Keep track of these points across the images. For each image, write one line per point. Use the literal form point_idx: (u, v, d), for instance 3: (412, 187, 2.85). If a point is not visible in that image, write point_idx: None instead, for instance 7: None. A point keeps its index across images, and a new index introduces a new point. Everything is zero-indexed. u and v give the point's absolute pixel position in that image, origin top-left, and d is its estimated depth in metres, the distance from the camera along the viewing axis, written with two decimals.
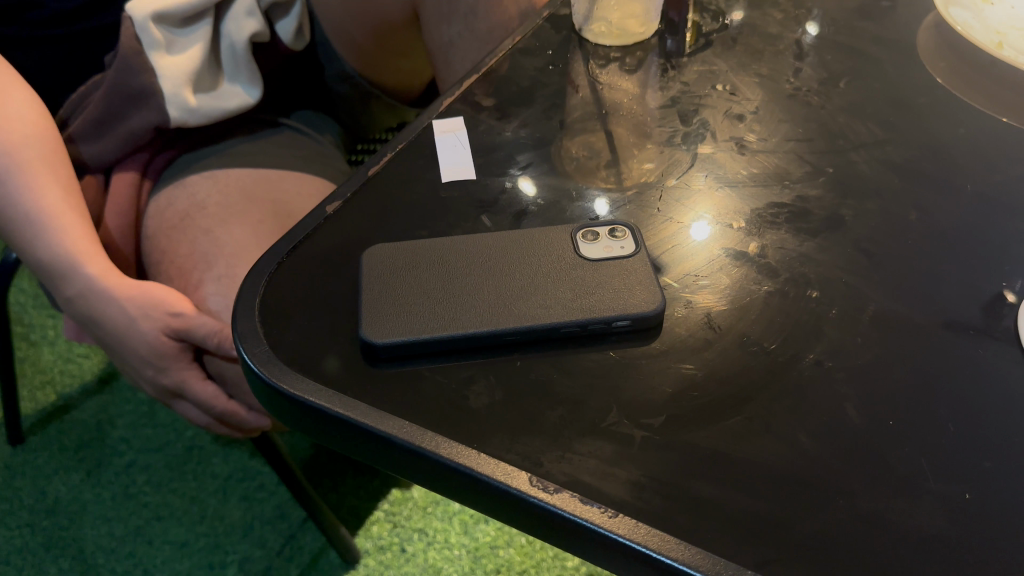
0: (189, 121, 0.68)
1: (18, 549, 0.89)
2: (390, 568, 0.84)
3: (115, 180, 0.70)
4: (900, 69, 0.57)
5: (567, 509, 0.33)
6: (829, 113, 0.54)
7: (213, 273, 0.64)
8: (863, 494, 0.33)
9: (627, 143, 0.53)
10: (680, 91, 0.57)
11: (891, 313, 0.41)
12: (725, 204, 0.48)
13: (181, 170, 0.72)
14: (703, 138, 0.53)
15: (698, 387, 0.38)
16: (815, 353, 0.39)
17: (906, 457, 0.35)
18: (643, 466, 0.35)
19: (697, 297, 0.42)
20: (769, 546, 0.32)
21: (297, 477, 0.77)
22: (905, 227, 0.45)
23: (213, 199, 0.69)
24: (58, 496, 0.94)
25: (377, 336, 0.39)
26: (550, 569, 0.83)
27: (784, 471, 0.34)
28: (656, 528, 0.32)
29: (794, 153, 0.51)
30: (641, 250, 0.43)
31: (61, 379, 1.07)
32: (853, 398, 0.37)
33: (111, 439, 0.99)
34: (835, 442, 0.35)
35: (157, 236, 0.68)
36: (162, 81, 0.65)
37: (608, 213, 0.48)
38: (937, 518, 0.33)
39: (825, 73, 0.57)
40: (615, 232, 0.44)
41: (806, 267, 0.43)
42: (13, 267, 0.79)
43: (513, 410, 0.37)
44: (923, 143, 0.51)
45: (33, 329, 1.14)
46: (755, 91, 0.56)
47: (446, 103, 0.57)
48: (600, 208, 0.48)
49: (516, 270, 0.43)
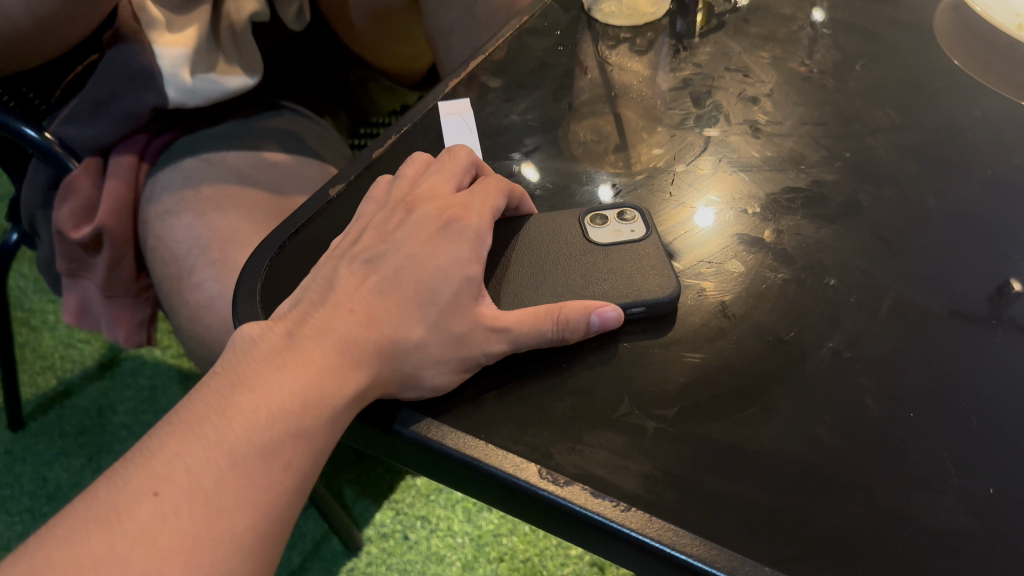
0: (189, 102, 0.62)
1: (19, 534, 0.89)
2: (392, 556, 0.84)
3: (113, 163, 0.63)
4: (917, 52, 0.55)
5: (579, 503, 0.32)
6: (844, 96, 0.52)
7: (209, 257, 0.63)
8: (883, 487, 0.32)
9: (636, 126, 0.52)
10: (692, 73, 0.55)
11: (910, 302, 0.40)
12: (738, 188, 0.46)
13: (182, 153, 0.65)
14: (715, 121, 0.51)
15: (709, 375, 0.37)
16: (832, 342, 0.38)
17: (926, 450, 0.34)
18: (655, 458, 0.34)
19: (707, 286, 0.41)
20: (787, 542, 0.31)
21: None
22: (925, 213, 0.44)
23: (208, 181, 0.63)
24: (58, 482, 0.93)
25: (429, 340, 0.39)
26: (553, 558, 0.82)
27: (803, 464, 0.33)
28: (671, 523, 0.31)
29: (809, 137, 0.49)
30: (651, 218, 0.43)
31: (62, 365, 1.06)
32: (872, 390, 0.36)
33: (111, 425, 0.98)
34: (854, 435, 0.34)
35: (156, 220, 0.62)
36: (160, 59, 0.59)
37: (614, 198, 0.46)
38: (960, 515, 0.31)
39: (839, 55, 0.56)
40: (626, 211, 0.43)
41: (822, 253, 0.42)
42: (12, 251, 0.78)
43: (519, 405, 0.36)
44: (941, 129, 0.49)
45: (34, 314, 1.13)
46: (769, 73, 0.55)
47: (450, 85, 0.55)
48: (604, 193, 0.47)
49: (530, 252, 0.42)
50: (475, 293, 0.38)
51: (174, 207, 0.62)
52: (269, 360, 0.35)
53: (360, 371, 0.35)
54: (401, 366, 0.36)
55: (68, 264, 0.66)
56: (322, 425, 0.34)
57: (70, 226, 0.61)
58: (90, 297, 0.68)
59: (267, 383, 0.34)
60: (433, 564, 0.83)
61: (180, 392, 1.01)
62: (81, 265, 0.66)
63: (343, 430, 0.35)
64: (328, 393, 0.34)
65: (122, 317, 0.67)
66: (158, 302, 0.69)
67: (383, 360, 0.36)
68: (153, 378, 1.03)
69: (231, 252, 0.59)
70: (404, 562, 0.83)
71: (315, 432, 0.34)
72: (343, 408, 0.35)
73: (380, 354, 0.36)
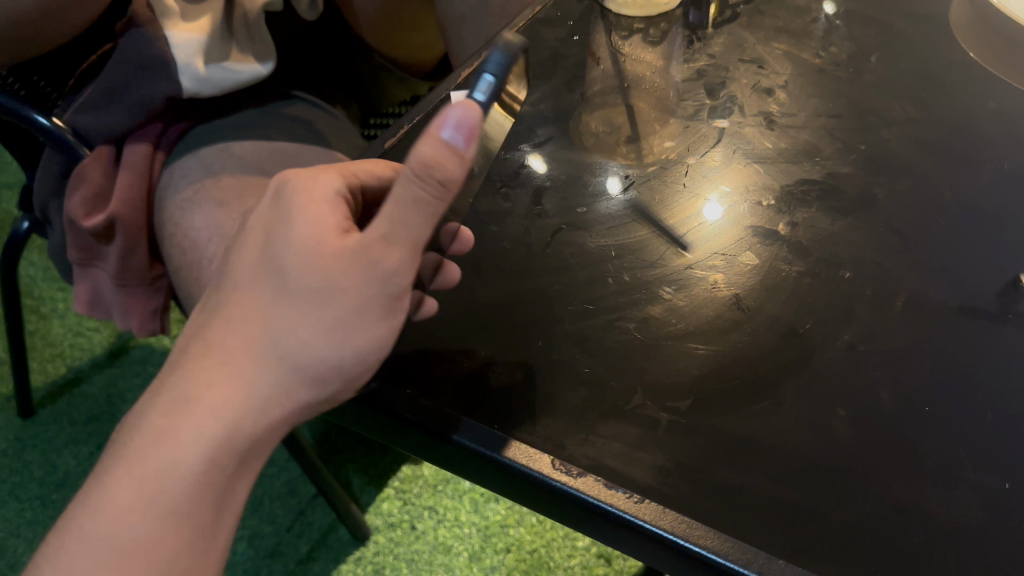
0: (202, 92, 0.62)
1: (28, 522, 0.90)
2: (400, 546, 0.84)
3: (128, 152, 0.63)
4: (934, 42, 0.54)
5: (593, 495, 0.33)
6: (860, 88, 0.51)
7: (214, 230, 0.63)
8: (897, 482, 0.33)
9: (648, 117, 0.51)
10: (707, 64, 0.54)
11: (924, 296, 0.39)
12: (751, 181, 0.46)
13: (198, 142, 0.65)
14: (730, 113, 0.50)
15: (724, 367, 0.37)
16: (848, 336, 0.38)
17: (941, 443, 0.34)
18: (668, 450, 0.34)
19: (713, 278, 0.41)
20: (803, 535, 0.31)
21: (317, 463, 0.74)
22: (939, 205, 0.44)
23: (221, 169, 0.63)
24: (68, 469, 0.94)
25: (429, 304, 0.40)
26: (559, 550, 0.82)
27: (816, 458, 0.34)
28: (685, 515, 0.32)
29: (825, 129, 0.48)
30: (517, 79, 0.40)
31: (71, 353, 1.04)
32: (887, 383, 0.36)
33: (121, 413, 0.98)
34: (869, 428, 0.34)
35: (168, 209, 0.62)
36: (174, 49, 0.59)
37: (624, 194, 0.46)
38: (976, 509, 0.32)
39: (855, 46, 0.54)
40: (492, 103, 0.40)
41: (837, 247, 0.42)
42: (22, 239, 0.78)
43: (518, 399, 0.37)
44: (956, 121, 0.48)
45: (44, 301, 1.10)
46: (784, 64, 0.53)
47: (460, 76, 0.54)
48: (614, 187, 0.47)
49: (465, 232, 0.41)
50: (335, 225, 0.37)
51: (185, 197, 0.62)
52: (102, 468, 0.37)
53: (185, 436, 0.35)
54: (273, 366, 0.36)
55: (80, 253, 0.66)
56: (145, 526, 0.35)
57: (82, 215, 0.61)
58: (102, 285, 0.68)
59: (90, 502, 0.36)
60: (440, 555, 0.83)
61: None
62: (92, 254, 0.66)
63: (192, 507, 0.35)
64: (156, 484, 0.35)
65: (132, 307, 0.67)
66: (170, 290, 0.68)
67: (237, 373, 0.36)
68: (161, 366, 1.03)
69: None
70: (411, 552, 0.84)
71: (136, 543, 0.35)
72: (171, 490, 0.35)
73: (225, 386, 0.36)
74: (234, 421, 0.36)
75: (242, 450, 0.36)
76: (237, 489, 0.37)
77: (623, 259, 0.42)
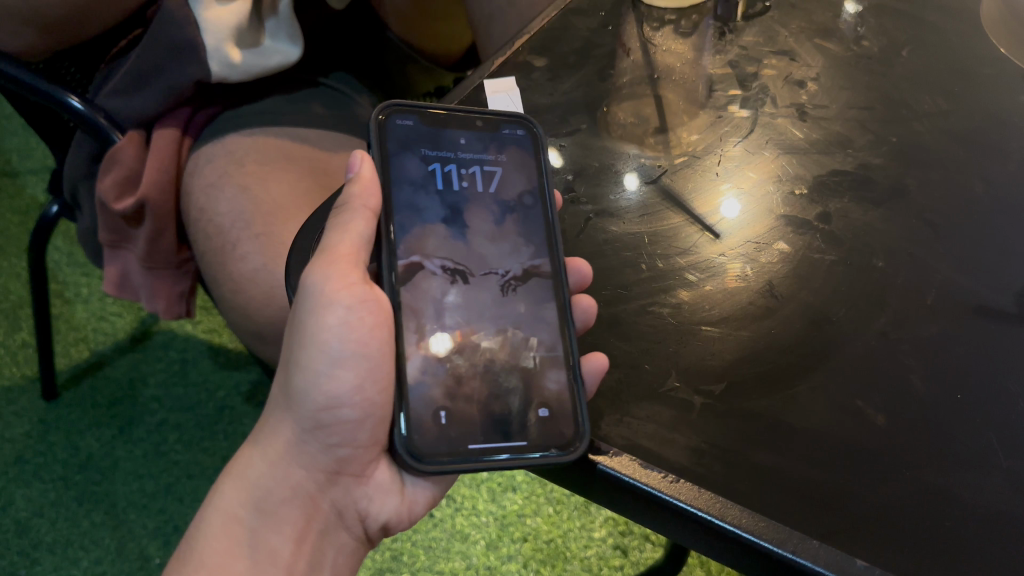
0: (230, 78, 0.63)
1: (52, 502, 0.91)
2: (418, 533, 0.84)
3: (156, 137, 0.63)
4: (965, 38, 0.53)
5: (627, 473, 0.34)
6: (891, 81, 0.51)
7: (240, 207, 0.61)
8: (930, 466, 0.33)
9: (678, 108, 0.51)
10: (737, 56, 0.53)
11: (955, 289, 0.40)
12: (783, 171, 0.46)
13: (229, 127, 0.66)
14: (762, 103, 0.50)
15: (759, 355, 0.37)
16: (879, 324, 0.38)
17: (973, 432, 0.34)
18: (701, 432, 0.35)
19: (739, 267, 0.42)
20: (835, 514, 0.32)
21: None
22: (970, 198, 0.44)
23: (253, 156, 0.64)
24: (90, 451, 0.94)
25: (597, 357, 0.37)
26: (576, 540, 0.83)
27: (848, 443, 0.34)
28: (717, 494, 0.33)
29: (856, 121, 0.48)
30: (455, 117, 0.43)
31: (95, 336, 1.04)
32: (919, 370, 0.36)
33: (143, 397, 0.99)
34: (903, 415, 0.35)
35: (195, 193, 0.63)
36: (205, 34, 0.59)
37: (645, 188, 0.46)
38: (1006, 495, 0.32)
39: (886, 40, 0.53)
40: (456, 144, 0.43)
41: (870, 237, 0.42)
42: (51, 222, 0.79)
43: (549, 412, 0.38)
44: (988, 117, 0.48)
45: (68, 286, 1.09)
46: (816, 57, 0.53)
47: (494, 64, 0.52)
48: (631, 181, 0.46)
49: (541, 246, 0.42)
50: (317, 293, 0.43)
51: (216, 181, 0.62)
52: None
53: (216, 505, 0.43)
54: (274, 430, 0.44)
55: (111, 236, 0.66)
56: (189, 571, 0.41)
57: (113, 197, 0.61)
58: (131, 269, 0.69)
59: None
60: (458, 543, 0.83)
61: (211, 366, 1.02)
62: (122, 237, 0.67)
63: (224, 549, 0.42)
64: (199, 539, 0.42)
65: (161, 291, 0.68)
66: (198, 276, 0.69)
67: (252, 442, 0.45)
68: (183, 352, 1.03)
69: (271, 228, 0.61)
70: (429, 540, 0.84)
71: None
72: (205, 538, 0.42)
73: (246, 450, 0.45)
74: (252, 478, 0.43)
75: (258, 498, 0.43)
76: (272, 542, 0.43)
77: (657, 246, 0.43)
